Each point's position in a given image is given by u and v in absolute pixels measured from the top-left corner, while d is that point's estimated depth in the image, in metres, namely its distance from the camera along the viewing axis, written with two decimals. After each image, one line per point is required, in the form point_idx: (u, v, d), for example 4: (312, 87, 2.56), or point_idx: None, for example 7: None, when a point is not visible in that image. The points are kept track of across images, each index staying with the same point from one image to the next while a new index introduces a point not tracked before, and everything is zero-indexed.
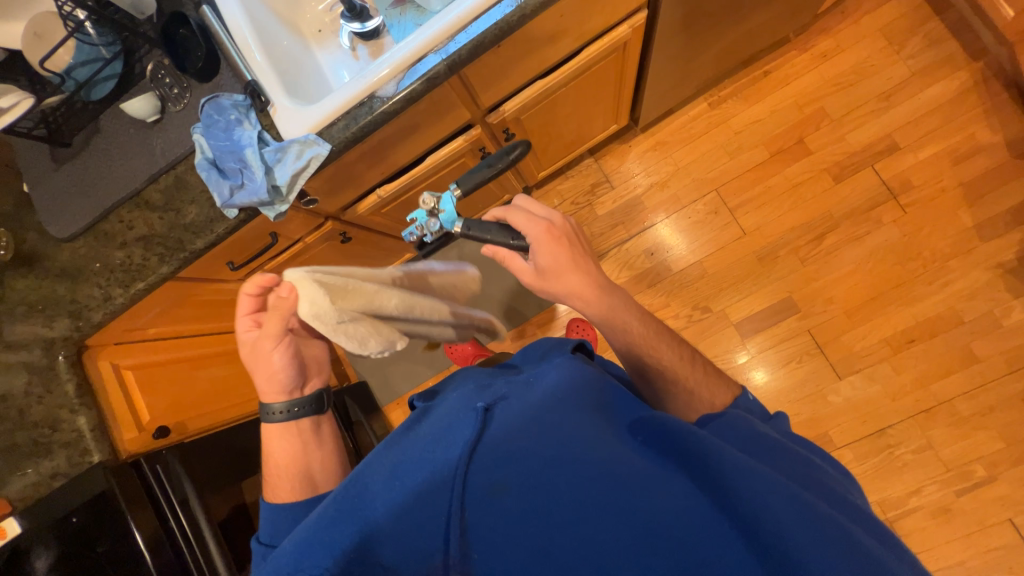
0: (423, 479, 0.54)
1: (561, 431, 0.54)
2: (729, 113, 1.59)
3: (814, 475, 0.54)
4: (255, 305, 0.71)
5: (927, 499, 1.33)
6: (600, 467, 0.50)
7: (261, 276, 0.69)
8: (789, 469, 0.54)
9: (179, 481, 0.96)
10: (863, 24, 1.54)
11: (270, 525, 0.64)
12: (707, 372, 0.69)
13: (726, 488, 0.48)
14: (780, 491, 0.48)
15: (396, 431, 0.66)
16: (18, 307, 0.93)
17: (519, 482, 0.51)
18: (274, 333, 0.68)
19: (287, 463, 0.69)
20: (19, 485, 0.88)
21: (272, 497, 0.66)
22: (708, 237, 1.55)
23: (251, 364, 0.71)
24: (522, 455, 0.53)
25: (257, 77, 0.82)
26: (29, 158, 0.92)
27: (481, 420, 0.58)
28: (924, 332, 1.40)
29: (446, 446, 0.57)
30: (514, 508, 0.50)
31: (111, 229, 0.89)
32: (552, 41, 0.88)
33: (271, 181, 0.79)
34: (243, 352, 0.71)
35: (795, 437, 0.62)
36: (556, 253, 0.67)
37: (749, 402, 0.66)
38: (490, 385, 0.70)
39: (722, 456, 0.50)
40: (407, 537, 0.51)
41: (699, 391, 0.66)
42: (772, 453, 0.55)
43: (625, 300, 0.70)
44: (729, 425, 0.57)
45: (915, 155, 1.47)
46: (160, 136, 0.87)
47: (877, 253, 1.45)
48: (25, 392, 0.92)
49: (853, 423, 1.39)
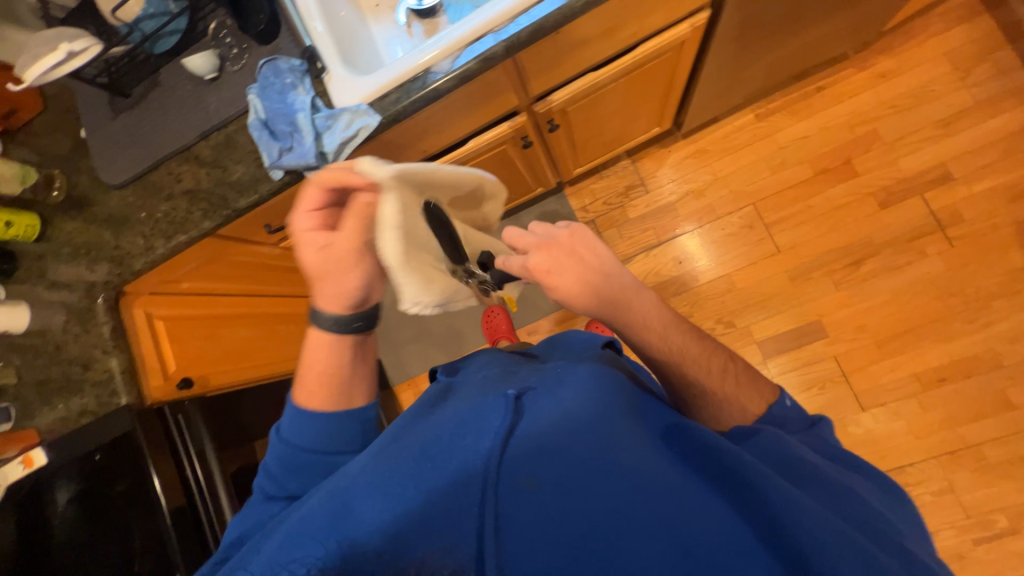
0: (454, 464, 0.54)
1: (598, 433, 0.53)
2: (775, 126, 1.55)
3: (861, 503, 0.51)
4: (322, 203, 0.60)
5: (941, 543, 1.28)
6: (641, 479, 0.50)
7: (334, 167, 0.57)
8: (834, 496, 0.52)
9: (198, 434, 1.00)
10: (928, 47, 1.49)
11: (298, 428, 0.67)
12: (741, 381, 0.65)
13: (771, 515, 0.47)
14: (826, 522, 0.46)
15: (414, 409, 0.70)
16: (65, 248, 0.97)
17: (556, 483, 0.50)
18: (352, 247, 0.60)
19: (323, 374, 0.68)
20: (49, 418, 0.92)
21: (305, 401, 0.69)
22: (740, 251, 1.52)
23: (314, 270, 0.63)
24: (560, 454, 0.52)
25: (316, 44, 0.83)
26: (90, 104, 0.95)
27: (514, 412, 0.57)
28: (958, 372, 1.35)
29: (477, 434, 0.56)
30: (550, 508, 0.49)
31: (160, 181, 0.91)
32: (610, 33, 0.87)
33: (320, 147, 0.80)
34: (310, 257, 0.61)
35: (834, 456, 0.60)
36: (551, 289, 0.62)
37: (784, 411, 0.63)
38: (516, 373, 0.70)
39: (767, 482, 0.49)
40: (436, 525, 0.50)
41: (729, 404, 0.63)
42: (816, 477, 0.53)
43: (642, 315, 0.63)
44: (768, 444, 0.56)
45: (969, 187, 1.41)
46: (216, 94, 0.89)
47: (917, 285, 1.40)
48: (63, 329, 0.95)
49: (871, 457, 1.35)
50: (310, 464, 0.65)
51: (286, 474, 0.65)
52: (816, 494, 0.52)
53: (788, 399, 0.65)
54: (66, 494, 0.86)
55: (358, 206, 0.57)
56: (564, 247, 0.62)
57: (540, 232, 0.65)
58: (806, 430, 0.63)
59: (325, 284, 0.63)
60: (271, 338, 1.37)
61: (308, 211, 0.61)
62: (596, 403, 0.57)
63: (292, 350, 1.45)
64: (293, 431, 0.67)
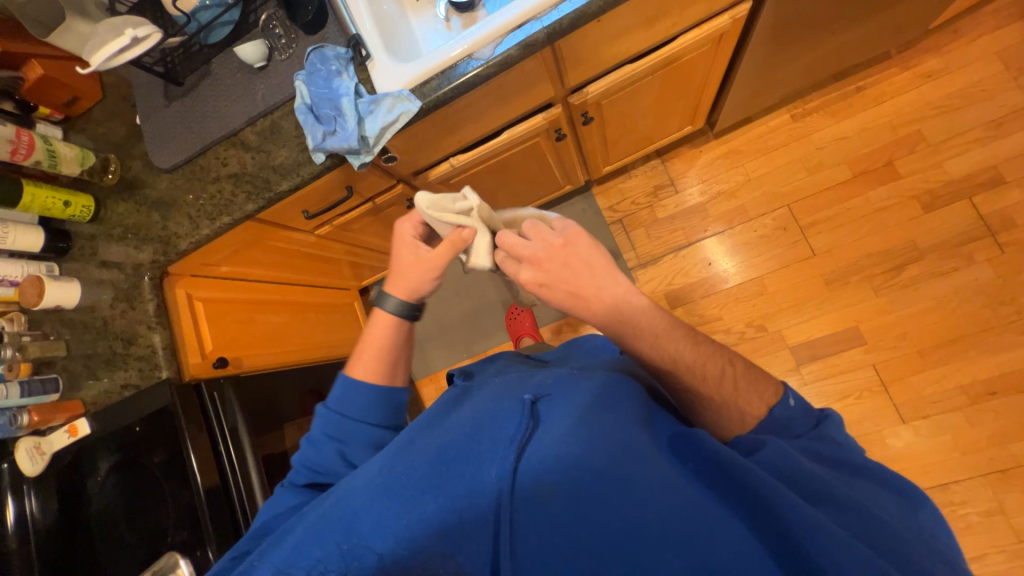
0: (468, 476, 0.52)
1: (615, 442, 0.51)
2: (812, 127, 1.51)
3: (877, 517, 0.47)
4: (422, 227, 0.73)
5: (988, 569, 1.19)
6: (659, 492, 0.47)
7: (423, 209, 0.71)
8: (852, 511, 0.47)
9: (232, 411, 1.02)
10: (977, 46, 1.44)
11: (346, 397, 0.68)
12: (738, 385, 0.59)
13: (788, 534, 0.44)
14: (840, 533, 0.43)
15: (430, 411, 0.66)
16: (115, 229, 1.01)
17: (570, 493, 0.48)
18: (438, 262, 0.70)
19: (382, 348, 0.70)
20: (94, 391, 0.96)
21: (359, 373, 0.70)
22: (772, 254, 1.48)
23: (402, 261, 0.71)
24: (576, 466, 0.49)
25: (362, 33, 0.86)
26: (145, 92, 1.00)
27: (530, 418, 0.55)
28: (1009, 385, 1.27)
29: (491, 441, 0.54)
30: (563, 519, 0.47)
31: (207, 165, 0.95)
32: (649, 25, 0.88)
33: (361, 131, 0.83)
34: (406, 253, 0.71)
35: (842, 462, 0.55)
36: (548, 300, 0.62)
37: (787, 412, 0.57)
38: (533, 373, 0.68)
39: (785, 500, 0.45)
40: (453, 533, 0.49)
41: (728, 408, 0.58)
42: (833, 491, 0.48)
43: (633, 324, 0.59)
44: (783, 455, 0.50)
45: (1022, 191, 1.34)
46: (264, 81, 0.92)
47: (963, 292, 1.34)
48: (111, 305, 0.99)
49: (911, 473, 1.28)
50: (354, 431, 0.67)
51: (325, 439, 0.67)
52: (835, 512, 0.47)
53: (791, 398, 0.59)
54: (106, 466, 0.90)
55: (455, 237, 0.69)
56: (555, 258, 0.61)
57: (536, 239, 0.63)
58: (809, 436, 0.57)
59: (392, 277, 0.72)
60: (303, 324, 1.40)
61: (408, 218, 0.73)
62: (613, 412, 0.55)
63: (320, 338, 1.45)
64: (341, 400, 0.68)
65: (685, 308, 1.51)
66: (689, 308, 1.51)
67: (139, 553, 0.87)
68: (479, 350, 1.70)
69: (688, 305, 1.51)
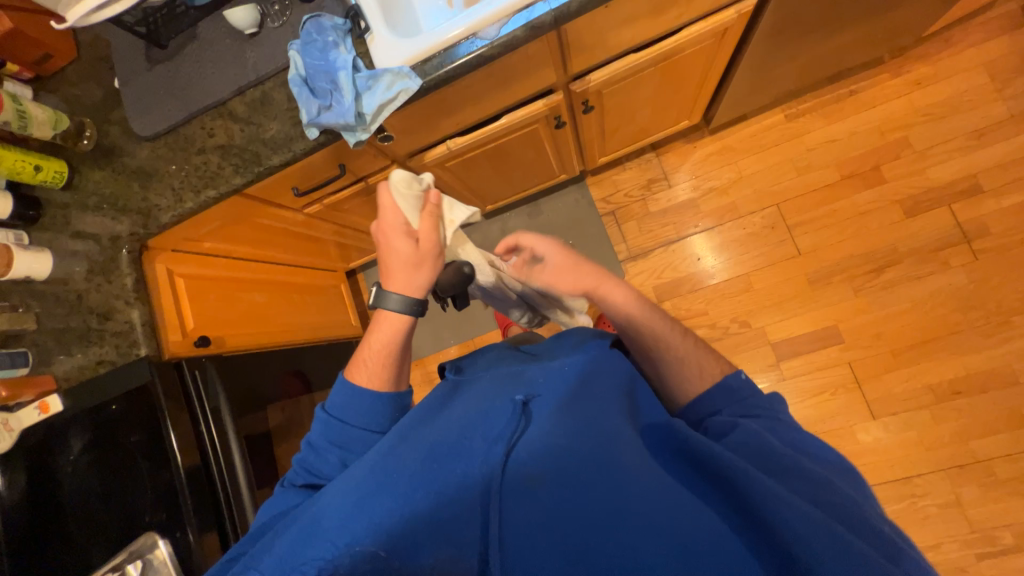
0: (458, 471, 0.52)
1: (599, 431, 0.52)
2: (805, 128, 1.54)
3: (830, 485, 0.48)
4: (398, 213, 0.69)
5: (943, 556, 1.26)
6: (641, 484, 0.48)
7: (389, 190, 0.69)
8: (810, 482, 0.48)
9: (213, 388, 0.98)
10: (966, 56, 1.48)
11: (349, 406, 0.67)
12: (695, 344, 0.68)
13: (758, 515, 0.44)
14: (798, 501, 0.44)
15: (422, 406, 0.64)
16: (90, 199, 0.96)
17: (557, 479, 0.49)
18: (433, 246, 0.69)
19: (382, 355, 0.69)
20: (67, 366, 0.92)
21: (359, 378, 0.69)
22: (759, 252, 1.51)
23: (395, 253, 0.68)
24: (563, 453, 0.50)
25: (361, 3, 0.83)
26: (126, 54, 0.95)
27: (522, 418, 0.55)
28: (973, 386, 1.33)
29: (484, 439, 0.54)
30: (552, 506, 0.48)
31: (192, 135, 0.91)
32: (656, 14, 0.87)
33: (358, 108, 0.81)
34: (398, 244, 0.68)
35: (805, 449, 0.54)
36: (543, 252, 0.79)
37: (739, 383, 0.61)
38: (524, 371, 0.67)
39: (748, 479, 0.45)
40: (444, 526, 0.49)
41: (686, 362, 0.66)
42: (795, 468, 0.49)
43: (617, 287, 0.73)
44: (746, 437, 0.52)
45: (998, 201, 1.40)
46: (255, 50, 0.88)
47: (938, 296, 1.39)
48: (86, 278, 0.95)
49: (879, 466, 1.34)
50: (357, 439, 0.66)
51: (328, 446, 0.66)
52: (802, 490, 0.47)
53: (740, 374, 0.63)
54: (80, 444, 0.87)
55: (431, 208, 0.70)
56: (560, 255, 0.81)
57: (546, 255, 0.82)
58: (758, 412, 0.58)
59: (390, 275, 0.69)
60: (289, 306, 1.37)
61: (384, 212, 0.69)
62: (597, 406, 0.56)
63: (305, 320, 1.42)
64: (343, 408, 0.67)
65: (672, 302, 1.53)
66: (676, 303, 1.53)
67: (114, 536, 0.84)
68: (467, 338, 1.69)
69: (675, 299, 1.53)
